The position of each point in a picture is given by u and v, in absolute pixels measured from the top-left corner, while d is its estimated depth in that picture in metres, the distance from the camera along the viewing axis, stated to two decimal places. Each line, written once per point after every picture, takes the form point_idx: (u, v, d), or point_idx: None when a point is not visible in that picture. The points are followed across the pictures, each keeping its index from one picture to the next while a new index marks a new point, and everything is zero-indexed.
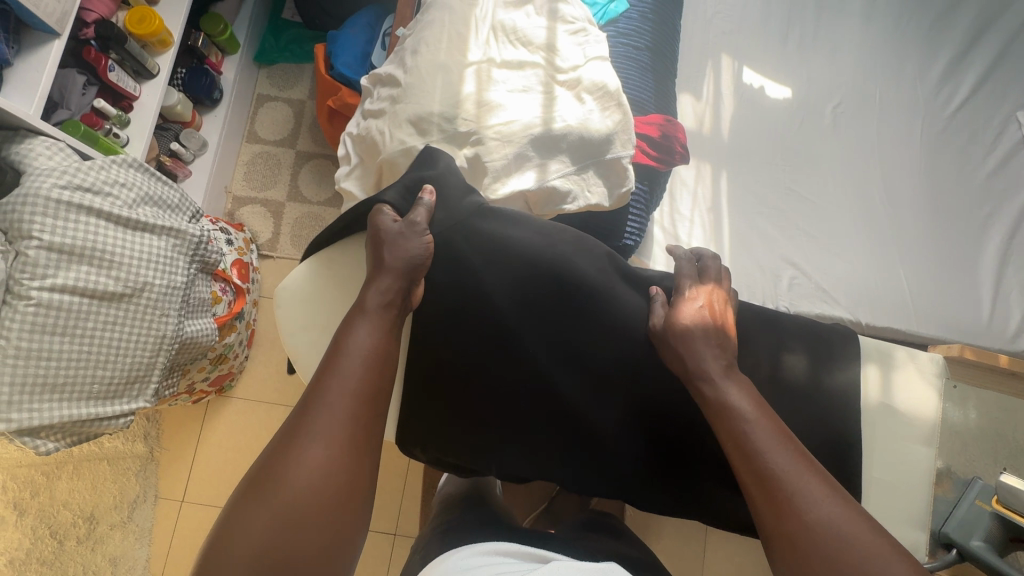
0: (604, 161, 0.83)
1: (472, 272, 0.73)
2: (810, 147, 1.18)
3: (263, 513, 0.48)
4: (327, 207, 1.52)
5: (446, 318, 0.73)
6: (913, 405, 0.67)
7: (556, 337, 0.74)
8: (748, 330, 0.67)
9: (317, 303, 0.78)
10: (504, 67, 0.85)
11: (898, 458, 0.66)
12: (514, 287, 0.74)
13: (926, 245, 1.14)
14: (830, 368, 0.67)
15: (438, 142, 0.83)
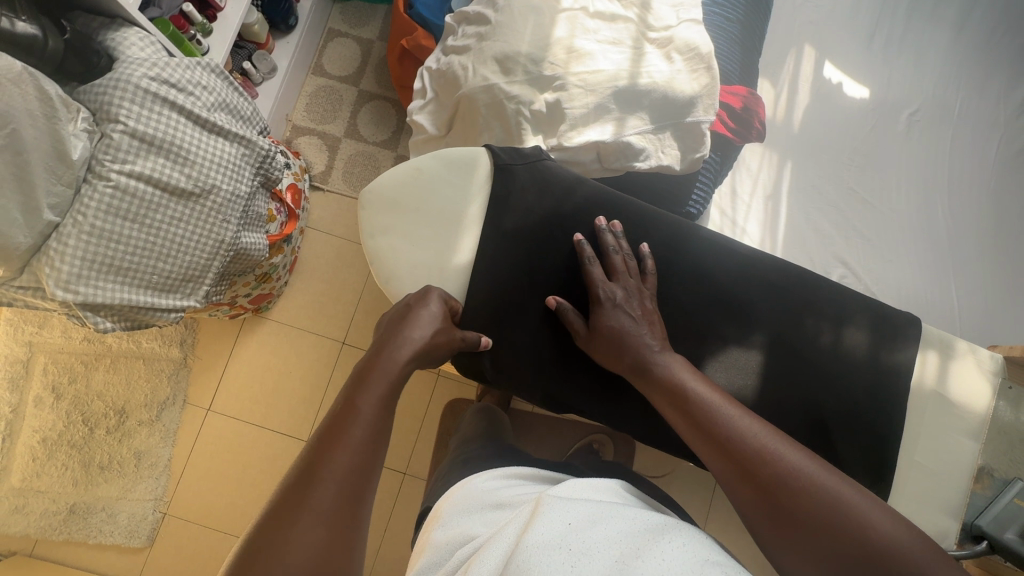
0: (682, 124, 0.83)
1: (561, 198, 0.76)
2: (879, 150, 1.17)
3: (305, 533, 0.45)
4: (381, 148, 1.54)
5: (523, 252, 0.75)
6: (964, 396, 0.69)
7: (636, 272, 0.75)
8: (814, 295, 0.72)
9: (401, 209, 0.76)
10: (596, 18, 0.85)
11: (942, 445, 0.69)
12: (600, 228, 0.76)
13: (984, 264, 1.13)
14: (889, 347, 0.70)
15: (521, 84, 0.84)
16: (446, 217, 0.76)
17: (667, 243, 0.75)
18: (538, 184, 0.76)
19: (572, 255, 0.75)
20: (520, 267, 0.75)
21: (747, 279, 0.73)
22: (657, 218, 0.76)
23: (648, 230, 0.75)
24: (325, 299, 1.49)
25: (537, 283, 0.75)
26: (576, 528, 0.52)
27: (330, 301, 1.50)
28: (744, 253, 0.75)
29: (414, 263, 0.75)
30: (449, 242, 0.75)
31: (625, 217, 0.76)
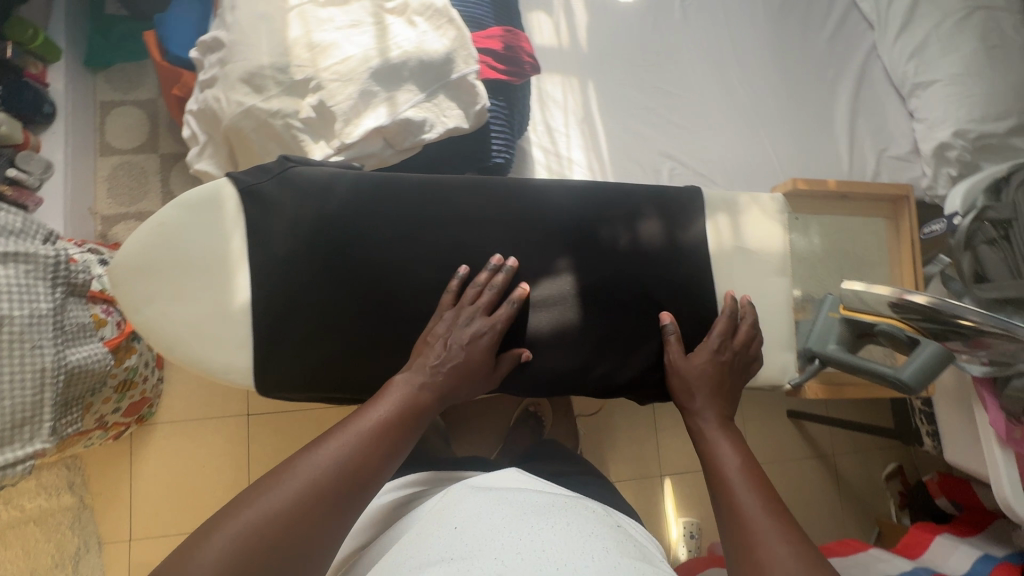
0: (451, 83, 0.82)
1: (324, 201, 0.71)
2: (666, 42, 1.22)
3: (218, 543, 0.46)
4: None
5: (306, 265, 0.69)
6: (759, 240, 0.75)
7: (431, 245, 0.72)
8: (601, 203, 0.74)
9: (157, 271, 0.68)
10: (328, 6, 0.82)
11: (757, 291, 0.74)
12: (393, 209, 0.72)
13: (786, 113, 1.22)
14: (682, 225, 0.74)
15: (278, 96, 0.80)
16: (214, 260, 0.69)
17: (458, 205, 0.73)
18: (315, 188, 0.70)
19: (376, 247, 0.71)
20: (329, 280, 0.70)
21: (550, 210, 0.74)
22: (435, 185, 0.73)
23: (445, 194, 0.73)
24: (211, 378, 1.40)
25: (352, 288, 0.70)
26: (463, 528, 0.55)
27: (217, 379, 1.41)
28: (541, 185, 0.76)
29: (195, 321, 0.68)
30: (226, 285, 0.68)
31: (403, 195, 0.72)
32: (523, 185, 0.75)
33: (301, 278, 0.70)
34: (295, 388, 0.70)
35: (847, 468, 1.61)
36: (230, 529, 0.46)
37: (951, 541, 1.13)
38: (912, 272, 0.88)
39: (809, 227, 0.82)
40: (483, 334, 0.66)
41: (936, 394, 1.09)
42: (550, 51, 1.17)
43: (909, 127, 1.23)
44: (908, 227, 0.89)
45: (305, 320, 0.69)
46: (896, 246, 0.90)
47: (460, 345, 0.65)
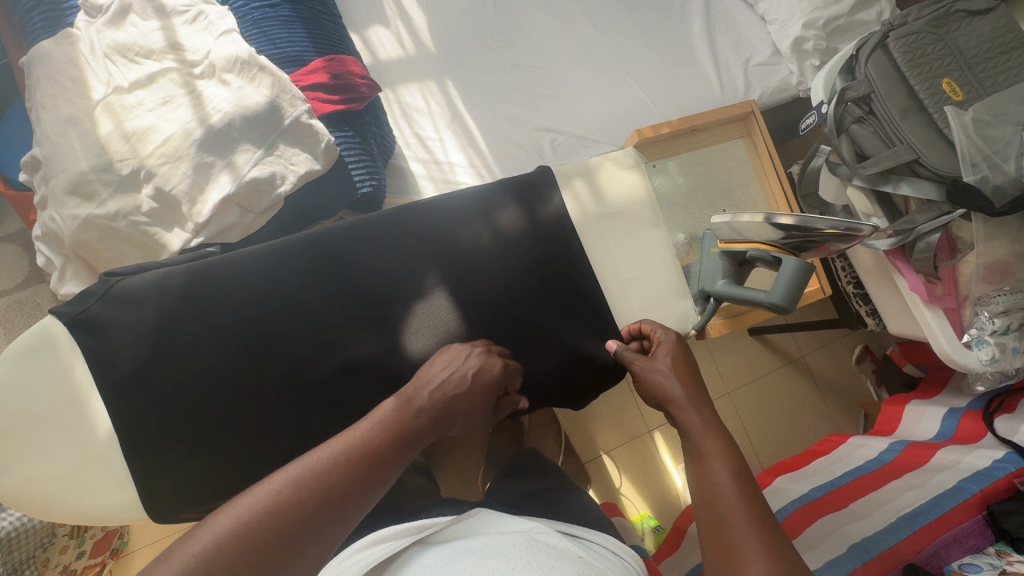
0: (287, 129, 0.78)
1: (162, 306, 0.68)
2: (510, 18, 1.20)
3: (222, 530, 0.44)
4: None
5: (170, 372, 0.68)
6: (622, 195, 0.79)
7: (292, 307, 0.70)
8: (449, 211, 0.75)
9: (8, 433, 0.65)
10: (135, 89, 0.78)
11: (630, 246, 0.78)
12: (247, 284, 0.70)
13: (647, 53, 1.22)
14: (540, 203, 0.76)
15: (112, 197, 0.75)
16: (64, 405, 0.67)
17: (309, 259, 0.71)
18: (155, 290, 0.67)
19: (235, 329, 0.69)
20: (206, 376, 0.68)
21: (408, 237, 0.74)
22: (278, 249, 0.71)
23: (294, 254, 0.71)
24: None
25: (229, 378, 0.69)
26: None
27: None
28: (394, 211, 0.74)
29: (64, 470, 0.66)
30: (85, 425, 0.67)
31: (246, 269, 0.70)
32: (365, 221, 0.73)
33: (172, 385, 0.68)
34: (195, 499, 0.69)
35: (819, 365, 1.65)
36: (220, 524, 0.44)
37: (920, 406, 1.16)
38: (778, 185, 0.87)
39: (669, 169, 0.87)
40: (491, 363, 0.67)
41: (865, 275, 1.11)
42: (399, 62, 1.14)
43: (765, 30, 1.24)
44: (763, 143, 0.88)
45: (188, 425, 0.68)
46: (759, 163, 0.89)
47: (466, 370, 0.65)
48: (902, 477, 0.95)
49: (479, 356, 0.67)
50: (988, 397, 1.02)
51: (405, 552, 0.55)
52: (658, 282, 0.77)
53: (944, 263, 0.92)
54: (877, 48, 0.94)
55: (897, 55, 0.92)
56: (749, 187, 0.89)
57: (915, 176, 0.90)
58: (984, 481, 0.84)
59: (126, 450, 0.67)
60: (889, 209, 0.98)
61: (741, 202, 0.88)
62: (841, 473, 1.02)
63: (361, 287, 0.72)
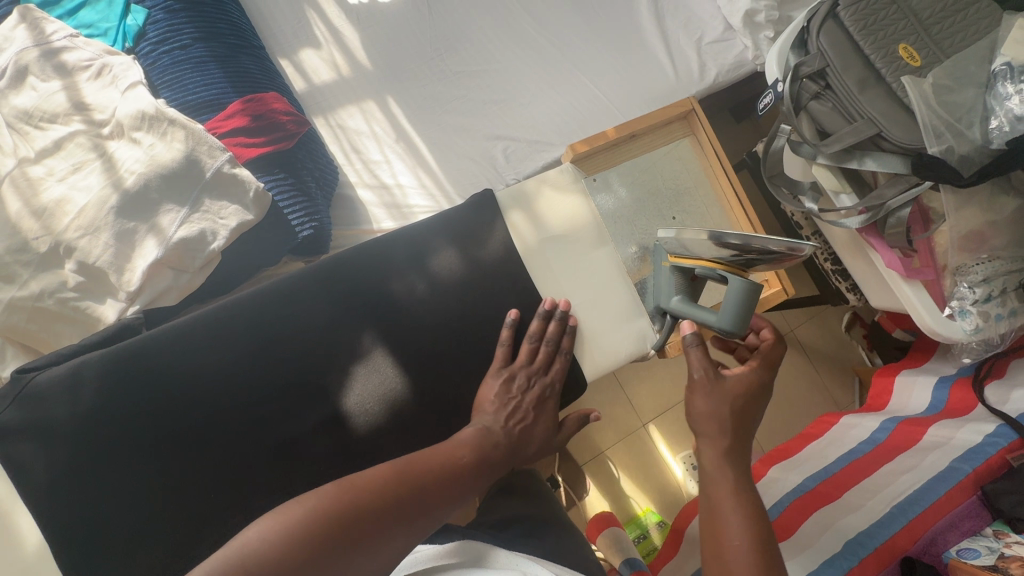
0: (210, 181, 0.74)
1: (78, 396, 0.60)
2: (447, 24, 1.14)
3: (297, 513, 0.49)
4: None
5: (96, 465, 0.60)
6: (563, 220, 0.74)
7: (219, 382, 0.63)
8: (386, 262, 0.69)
9: None
10: (45, 158, 0.73)
11: (582, 270, 0.73)
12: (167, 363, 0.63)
13: (593, 43, 1.17)
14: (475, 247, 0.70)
15: (35, 278, 0.71)
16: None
17: (242, 328, 0.65)
18: (67, 382, 0.61)
19: (161, 410, 0.62)
20: (139, 479, 0.61)
21: (338, 293, 0.67)
22: (204, 317, 0.65)
23: (223, 326, 0.65)
24: None
25: (170, 480, 0.61)
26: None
27: None
28: (334, 264, 0.68)
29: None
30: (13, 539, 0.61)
31: (168, 347, 0.63)
32: (310, 282, 0.68)
33: (100, 489, 0.60)
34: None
35: (808, 337, 1.62)
36: (288, 517, 0.49)
37: (910, 376, 1.13)
38: (729, 186, 0.82)
39: (612, 182, 0.82)
40: (546, 394, 0.67)
41: (841, 251, 1.07)
42: (335, 84, 1.09)
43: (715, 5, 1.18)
44: (708, 143, 0.83)
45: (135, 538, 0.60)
46: (709, 164, 0.84)
47: (517, 391, 0.65)
48: (895, 458, 0.93)
49: (533, 381, 0.67)
50: (976, 365, 0.99)
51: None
52: (614, 308, 0.73)
53: (918, 236, 0.89)
54: (827, 18, 0.89)
55: (849, 24, 0.88)
56: (704, 186, 0.85)
57: (879, 151, 0.86)
58: (977, 459, 0.82)
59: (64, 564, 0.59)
60: (857, 184, 0.94)
61: (692, 209, 0.83)
62: (835, 457, 1.00)
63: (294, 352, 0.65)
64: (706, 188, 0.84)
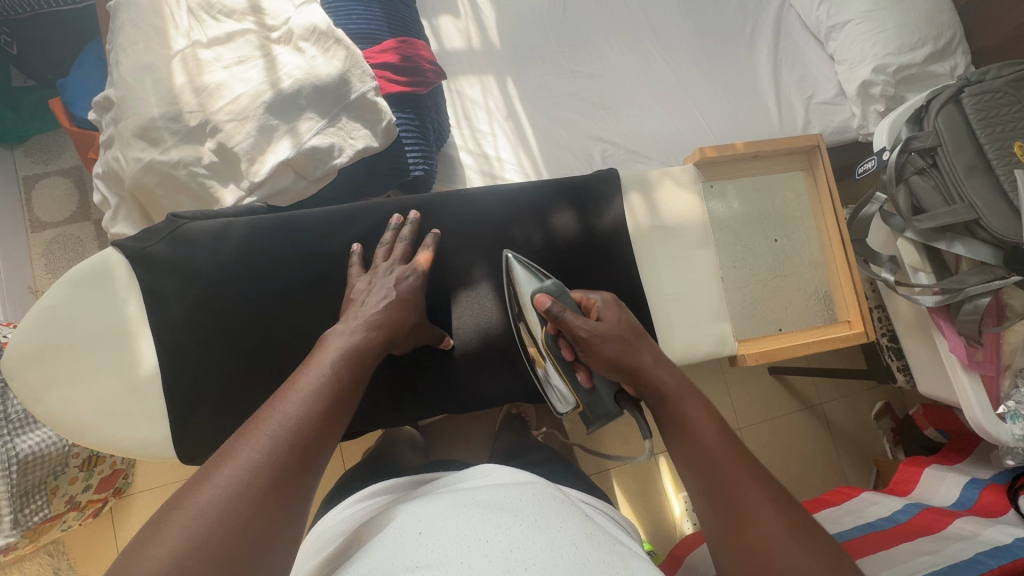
0: (352, 103, 0.80)
1: (239, 247, 0.74)
2: (578, 26, 1.21)
3: (224, 471, 0.43)
4: (76, 223, 1.40)
5: (238, 306, 0.74)
6: (676, 212, 0.83)
7: (345, 269, 0.77)
8: (509, 214, 0.82)
9: (70, 354, 0.69)
10: (213, 45, 0.80)
11: (684, 266, 0.82)
12: (314, 242, 0.76)
13: (707, 76, 1.22)
14: (600, 212, 0.81)
15: (176, 147, 0.77)
16: (112, 333, 0.71)
17: (380, 230, 0.78)
18: (216, 234, 0.74)
19: (301, 277, 0.76)
20: (252, 330, 0.74)
21: (471, 225, 0.81)
22: (350, 214, 0.78)
23: (359, 221, 0.78)
24: None
25: (277, 336, 0.75)
26: (428, 532, 0.52)
27: None
28: (453, 197, 0.81)
29: (104, 399, 0.70)
30: (132, 359, 0.71)
31: (318, 229, 0.77)
32: (437, 214, 0.80)
33: (235, 324, 0.74)
34: (221, 446, 0.74)
35: (836, 413, 1.61)
36: (224, 474, 0.43)
37: (940, 471, 1.13)
38: (835, 223, 0.86)
39: (726, 193, 0.87)
40: (409, 277, 0.70)
41: (902, 329, 1.08)
42: (462, 53, 1.16)
43: (832, 70, 1.22)
44: (823, 179, 0.87)
45: (242, 367, 0.74)
46: (816, 202, 0.89)
47: (387, 293, 0.67)
48: (914, 540, 0.92)
49: (397, 272, 0.71)
50: (1015, 473, 0.98)
51: (438, 501, 0.58)
52: (703, 307, 0.82)
53: (990, 328, 0.89)
54: (949, 101, 0.92)
55: (970, 112, 0.91)
56: (798, 219, 0.88)
57: (971, 238, 0.89)
58: (1004, 558, 0.81)
59: (170, 389, 0.71)
60: (936, 265, 0.96)
61: (796, 235, 0.88)
62: (851, 525, 1.00)
63: None
64: (802, 220, 0.89)
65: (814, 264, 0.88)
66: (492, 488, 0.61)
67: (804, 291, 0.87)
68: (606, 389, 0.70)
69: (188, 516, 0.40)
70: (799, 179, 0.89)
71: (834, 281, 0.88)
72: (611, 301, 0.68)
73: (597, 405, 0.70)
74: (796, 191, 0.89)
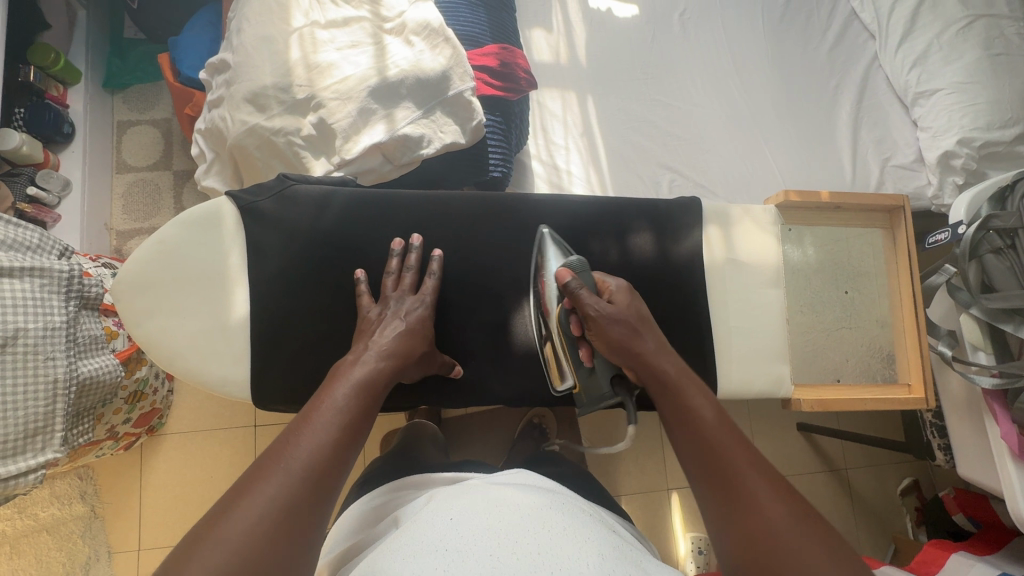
0: (448, 99, 0.84)
1: (333, 216, 0.78)
2: (664, 56, 1.24)
3: (253, 506, 0.47)
4: (156, 171, 1.48)
5: (320, 272, 0.78)
6: (750, 253, 0.84)
7: (428, 254, 0.80)
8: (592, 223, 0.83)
9: (168, 288, 0.74)
10: (330, 27, 0.85)
11: (748, 304, 0.83)
12: (401, 223, 0.80)
13: (785, 123, 1.22)
14: (676, 239, 0.83)
15: (280, 115, 0.82)
16: (212, 274, 0.75)
17: (466, 222, 0.81)
18: (317, 202, 0.78)
19: (385, 254, 0.79)
20: (330, 296, 0.78)
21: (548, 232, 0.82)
22: (441, 203, 0.81)
23: (447, 211, 0.81)
24: None
25: (350, 307, 0.78)
26: (458, 520, 0.54)
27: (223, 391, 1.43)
28: (538, 204, 0.83)
29: (190, 335, 0.74)
30: (224, 303, 0.75)
31: (405, 212, 0.80)
32: (518, 216, 0.83)
33: (315, 288, 0.77)
34: (284, 401, 0.77)
35: (860, 482, 1.57)
36: (250, 507, 0.47)
37: (968, 559, 1.09)
38: (909, 285, 0.85)
39: (803, 239, 0.87)
40: (418, 311, 0.73)
41: (950, 406, 1.06)
42: (548, 66, 1.19)
43: (914, 135, 1.21)
44: (904, 240, 0.86)
45: (314, 330, 0.77)
46: (893, 262, 0.87)
47: (396, 327, 0.70)
48: None
49: (405, 304, 0.74)
50: None
51: (465, 491, 0.61)
52: (763, 348, 0.82)
53: None
54: None
55: None
56: (868, 277, 0.88)
57: None
58: None
59: (251, 339, 0.76)
60: (999, 346, 0.93)
61: (867, 291, 0.88)
62: None
63: (497, 260, 0.82)
64: (874, 279, 0.88)
65: (882, 322, 0.88)
66: (513, 484, 0.63)
67: (866, 347, 0.86)
68: (604, 370, 0.73)
69: (224, 534, 0.45)
70: (874, 238, 0.89)
71: (900, 342, 0.87)
72: (629, 293, 0.73)
73: (596, 392, 0.74)
74: (870, 249, 0.89)
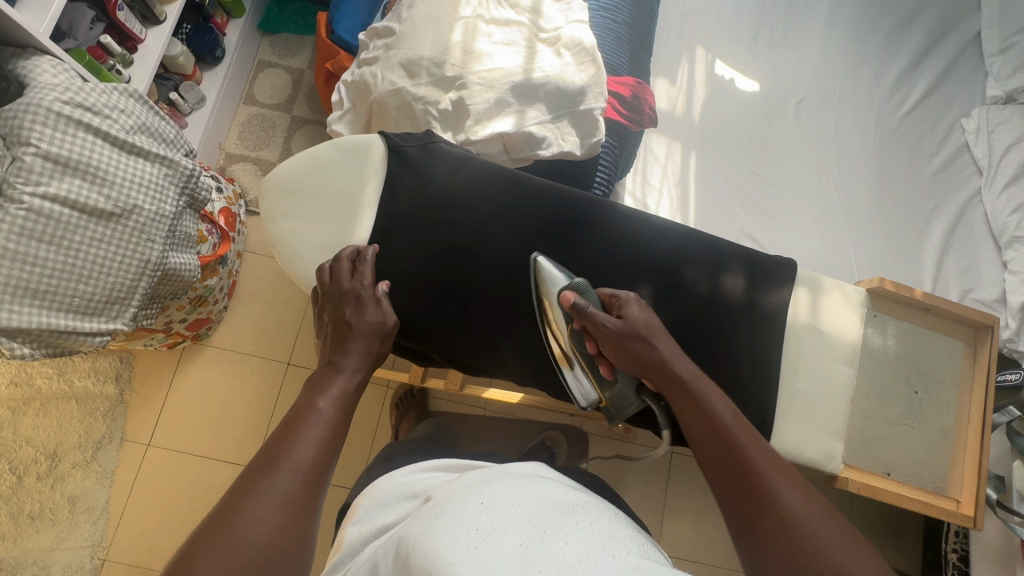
0: (578, 113, 0.90)
1: (460, 180, 0.86)
2: (774, 135, 1.28)
3: (255, 514, 0.46)
4: (277, 111, 1.60)
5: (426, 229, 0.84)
6: (833, 325, 0.86)
7: (534, 235, 0.85)
8: (693, 252, 0.86)
9: (313, 199, 0.86)
10: (492, 23, 0.93)
11: (813, 378, 0.85)
12: (519, 202, 0.86)
13: (874, 228, 1.24)
14: (757, 296, 0.85)
15: (426, 85, 0.89)
16: (348, 197, 0.86)
17: (577, 217, 0.86)
18: (452, 161, 0.86)
19: (496, 226, 0.85)
20: (435, 247, 0.84)
21: (650, 247, 0.86)
22: (563, 195, 0.87)
23: (563, 202, 0.87)
24: (267, 320, 1.49)
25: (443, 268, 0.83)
26: (490, 509, 0.49)
27: (269, 323, 1.49)
28: (644, 219, 0.87)
29: (316, 243, 0.85)
30: (351, 224, 0.85)
31: (528, 194, 0.87)
32: (623, 227, 0.86)
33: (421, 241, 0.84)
34: None
35: None
36: (251, 516, 0.45)
37: None
38: (979, 409, 0.87)
39: (887, 328, 0.89)
40: (383, 307, 0.74)
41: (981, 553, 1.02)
42: (663, 113, 1.26)
43: (1001, 276, 1.21)
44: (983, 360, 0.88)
45: (411, 276, 0.83)
46: (968, 373, 0.90)
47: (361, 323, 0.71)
48: None
49: (372, 299, 0.74)
50: None
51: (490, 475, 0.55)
52: (816, 425, 0.83)
53: None
54: None
55: None
56: (939, 386, 0.89)
57: None
58: None
59: None
60: None
61: (935, 400, 0.89)
62: None
63: (596, 259, 0.85)
64: (941, 390, 0.89)
65: (944, 432, 0.88)
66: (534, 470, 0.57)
67: (913, 458, 0.87)
68: (627, 382, 0.73)
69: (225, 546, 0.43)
70: (945, 353, 0.90)
71: (956, 458, 0.88)
72: (641, 306, 0.72)
73: (620, 399, 0.74)
74: (941, 358, 0.90)
